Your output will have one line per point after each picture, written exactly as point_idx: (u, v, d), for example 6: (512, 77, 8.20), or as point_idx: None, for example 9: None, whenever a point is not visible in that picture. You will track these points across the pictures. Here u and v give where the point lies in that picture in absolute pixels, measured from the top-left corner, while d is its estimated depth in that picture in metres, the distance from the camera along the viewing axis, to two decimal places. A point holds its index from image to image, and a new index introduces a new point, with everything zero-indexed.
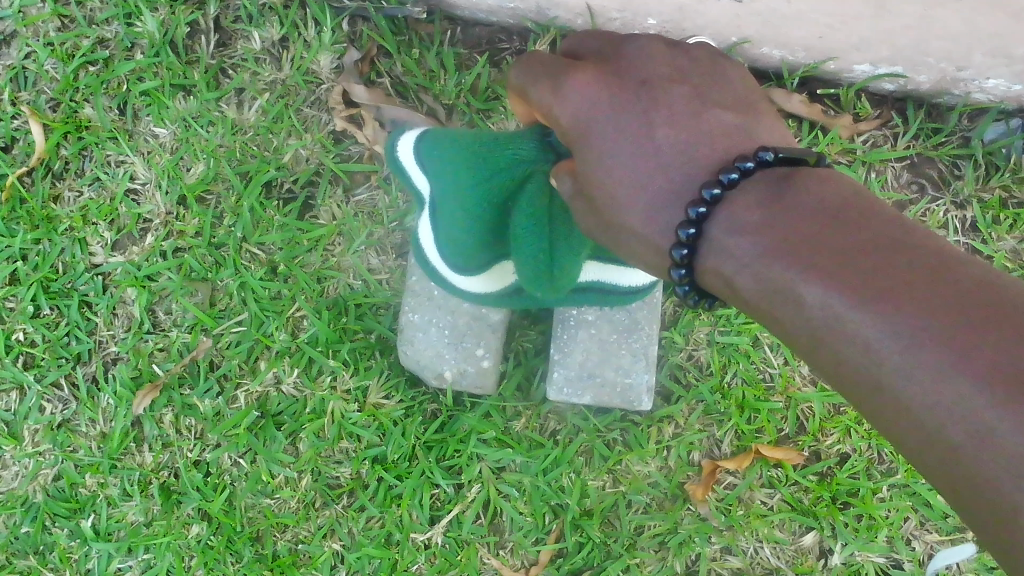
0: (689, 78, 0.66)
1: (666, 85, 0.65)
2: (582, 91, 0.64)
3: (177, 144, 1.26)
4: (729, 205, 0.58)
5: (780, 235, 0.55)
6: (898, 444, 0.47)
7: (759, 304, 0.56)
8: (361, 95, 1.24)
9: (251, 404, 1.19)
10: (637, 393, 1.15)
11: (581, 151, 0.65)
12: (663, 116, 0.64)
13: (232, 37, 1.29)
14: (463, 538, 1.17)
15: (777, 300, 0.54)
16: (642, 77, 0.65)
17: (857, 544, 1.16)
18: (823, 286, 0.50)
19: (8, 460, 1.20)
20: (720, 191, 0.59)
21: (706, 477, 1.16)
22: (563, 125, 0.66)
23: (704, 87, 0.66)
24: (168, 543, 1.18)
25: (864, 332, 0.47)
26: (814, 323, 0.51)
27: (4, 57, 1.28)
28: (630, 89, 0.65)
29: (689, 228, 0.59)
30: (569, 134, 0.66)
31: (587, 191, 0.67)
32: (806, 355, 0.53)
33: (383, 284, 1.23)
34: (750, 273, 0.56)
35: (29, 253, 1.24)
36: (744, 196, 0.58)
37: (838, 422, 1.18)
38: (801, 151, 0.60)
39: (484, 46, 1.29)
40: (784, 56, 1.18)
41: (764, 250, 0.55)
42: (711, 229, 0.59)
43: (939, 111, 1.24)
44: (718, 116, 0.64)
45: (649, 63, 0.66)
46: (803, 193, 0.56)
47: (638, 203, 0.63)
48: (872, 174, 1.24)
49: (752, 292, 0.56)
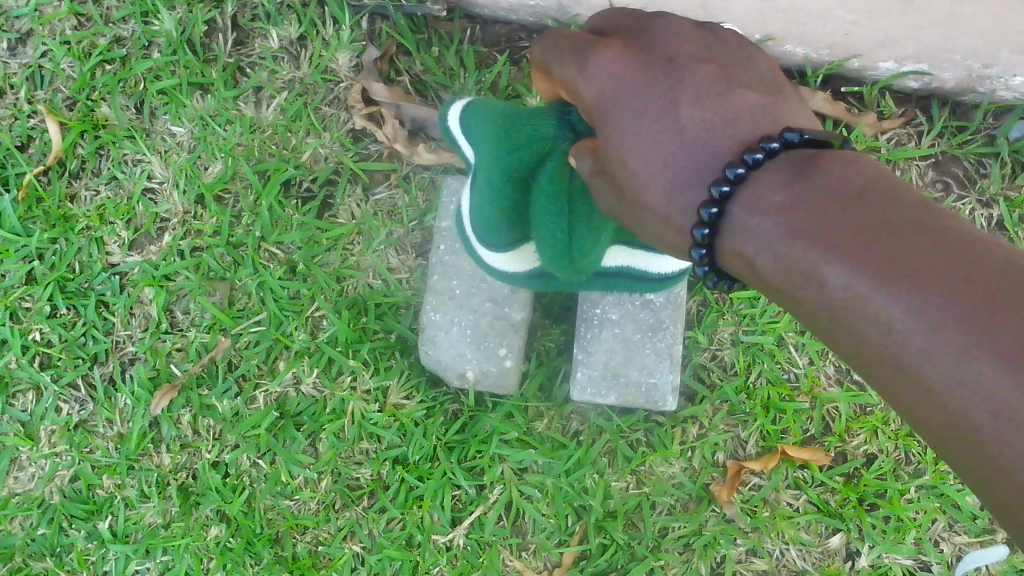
0: (716, 57, 0.65)
1: (693, 63, 0.64)
2: (608, 67, 0.64)
3: (194, 143, 1.25)
4: (753, 185, 0.56)
5: (799, 216, 0.54)
6: (919, 421, 0.48)
7: (776, 285, 0.55)
8: (382, 93, 1.23)
9: (270, 404, 1.18)
10: (662, 393, 1.14)
11: (602, 128, 0.65)
12: (688, 95, 0.62)
13: (250, 35, 1.28)
14: (485, 540, 1.15)
15: (796, 280, 0.53)
16: (668, 55, 0.64)
17: (885, 546, 1.14)
18: (845, 266, 0.49)
19: (24, 461, 1.19)
20: (744, 171, 0.57)
21: (732, 478, 1.15)
22: (588, 101, 0.66)
23: (731, 67, 0.64)
24: (186, 545, 1.16)
25: (888, 312, 0.47)
26: (834, 301, 0.50)
27: (20, 56, 1.27)
28: (655, 67, 0.63)
29: (711, 207, 0.58)
30: (592, 110, 0.66)
31: (609, 169, 0.66)
32: (825, 331, 0.53)
33: (404, 283, 1.21)
34: (770, 254, 0.55)
35: (45, 252, 1.23)
36: (767, 178, 0.56)
37: (865, 422, 1.16)
38: (826, 134, 0.58)
39: (504, 44, 1.27)
40: (807, 53, 1.17)
41: (783, 231, 0.54)
42: (733, 209, 0.57)
43: (964, 109, 1.23)
44: (744, 96, 0.62)
45: (675, 41, 0.65)
46: (826, 173, 0.54)
47: (660, 183, 0.62)
48: (897, 172, 1.23)
49: (771, 272, 0.55)
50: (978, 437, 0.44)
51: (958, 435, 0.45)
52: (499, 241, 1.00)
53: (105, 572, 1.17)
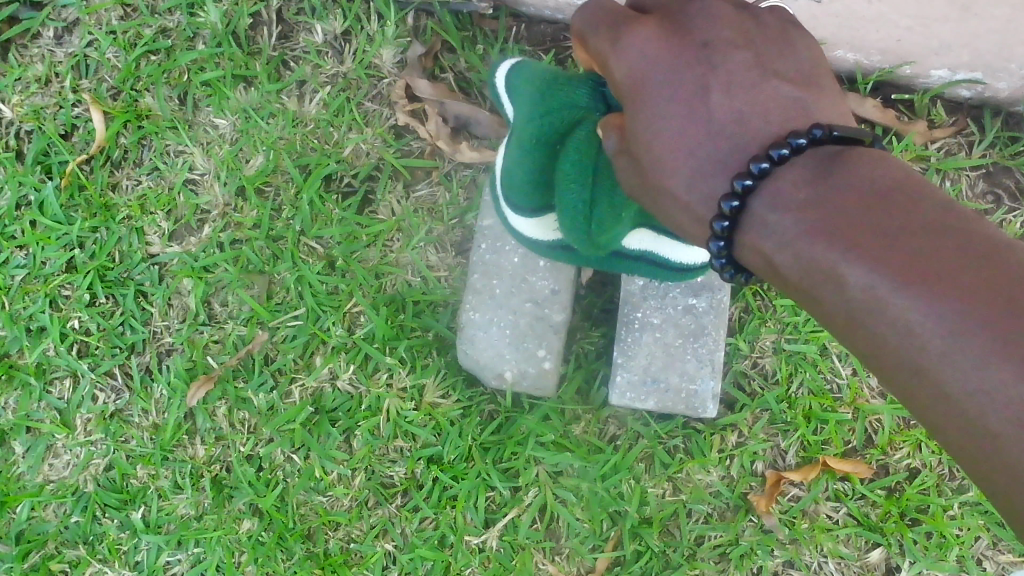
0: (754, 45, 0.61)
1: (729, 50, 0.61)
2: (642, 48, 0.60)
3: (236, 135, 1.24)
4: (775, 181, 0.55)
5: (818, 215, 0.52)
6: (940, 432, 0.45)
7: (796, 284, 0.53)
8: (425, 90, 1.21)
9: (306, 399, 1.18)
10: (702, 399, 1.13)
11: (631, 109, 0.62)
12: (718, 83, 0.60)
13: (294, 29, 1.27)
14: (519, 543, 1.15)
15: (815, 281, 0.51)
16: (703, 39, 0.61)
17: (926, 562, 1.13)
18: (866, 267, 0.47)
19: (59, 448, 1.20)
20: (768, 166, 0.55)
21: (771, 488, 1.13)
22: (618, 80, 0.62)
23: (767, 55, 0.61)
24: (218, 538, 1.16)
25: (906, 314, 0.45)
26: (855, 304, 0.49)
27: (66, 45, 1.27)
28: (689, 53, 0.60)
29: (733, 200, 0.56)
30: (622, 89, 0.62)
31: (632, 149, 0.64)
32: (846, 334, 0.51)
33: (442, 281, 1.21)
34: (789, 253, 0.53)
35: (86, 241, 1.23)
36: (790, 175, 0.54)
37: (908, 436, 1.15)
38: (855, 130, 0.55)
39: (549, 43, 1.26)
40: (859, 59, 1.14)
41: (802, 229, 0.52)
42: (754, 204, 0.56)
43: (1017, 119, 1.21)
44: (777, 89, 0.60)
45: (713, 25, 0.61)
46: (850, 172, 0.52)
47: (682, 169, 0.61)
48: (946, 183, 1.21)
49: (790, 270, 0.53)
50: (995, 446, 0.42)
51: (976, 442, 0.43)
52: (521, 205, 0.99)
53: (137, 562, 1.17)
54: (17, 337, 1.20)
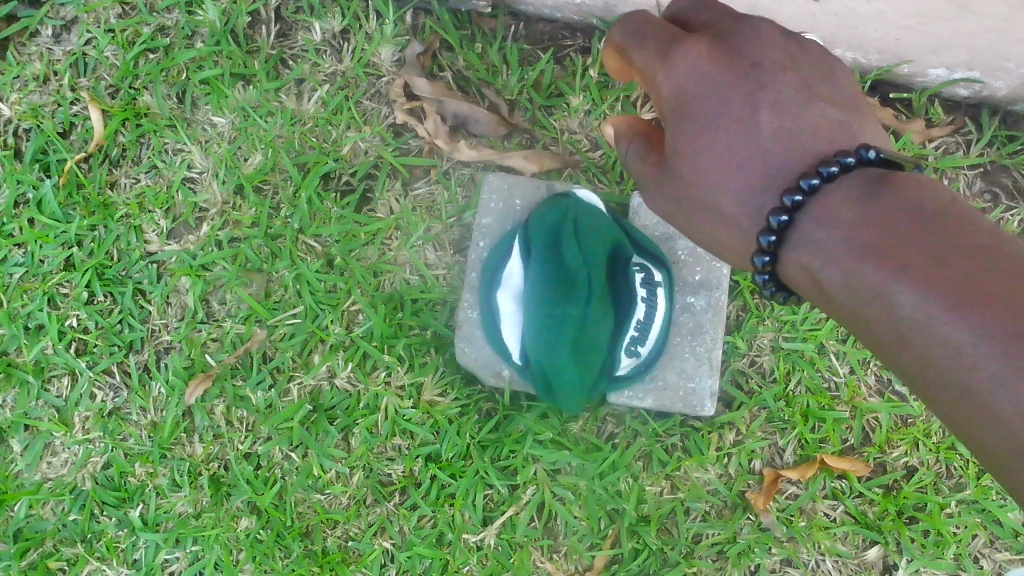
0: (800, 68, 0.65)
1: (778, 72, 0.64)
2: (692, 61, 0.64)
3: (235, 133, 1.24)
4: (825, 200, 0.56)
5: (868, 234, 0.51)
6: (989, 461, 0.43)
7: (844, 305, 0.53)
8: (424, 88, 1.21)
9: (304, 397, 1.18)
10: (700, 398, 1.13)
11: (676, 122, 0.66)
12: (768, 102, 0.63)
13: (293, 27, 1.27)
14: (516, 541, 1.15)
15: (863, 302, 0.50)
16: (756, 60, 0.64)
17: (922, 560, 1.13)
18: (914, 287, 0.46)
19: (57, 446, 1.20)
20: (817, 183, 0.57)
21: (769, 486, 1.13)
22: (664, 96, 0.66)
23: (815, 81, 0.65)
24: (216, 536, 1.16)
25: (954, 334, 0.43)
26: (904, 325, 0.47)
27: (64, 43, 1.27)
28: (739, 70, 0.64)
29: (780, 215, 0.57)
30: (668, 104, 0.66)
31: (673, 165, 0.67)
32: (891, 356, 0.49)
33: (440, 280, 1.20)
34: (841, 271, 0.52)
35: (84, 239, 1.23)
36: (842, 197, 0.55)
37: (905, 434, 1.15)
38: (900, 157, 0.57)
39: (548, 42, 1.26)
40: (857, 58, 1.15)
41: (854, 248, 0.52)
42: (804, 220, 0.57)
43: (1014, 118, 1.21)
44: (824, 111, 0.63)
45: (763, 46, 0.65)
46: (900, 195, 0.52)
47: (729, 183, 0.63)
48: (944, 181, 1.21)
49: (839, 290, 0.53)
50: None
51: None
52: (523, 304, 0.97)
53: (135, 560, 1.18)
54: (15, 335, 1.20)
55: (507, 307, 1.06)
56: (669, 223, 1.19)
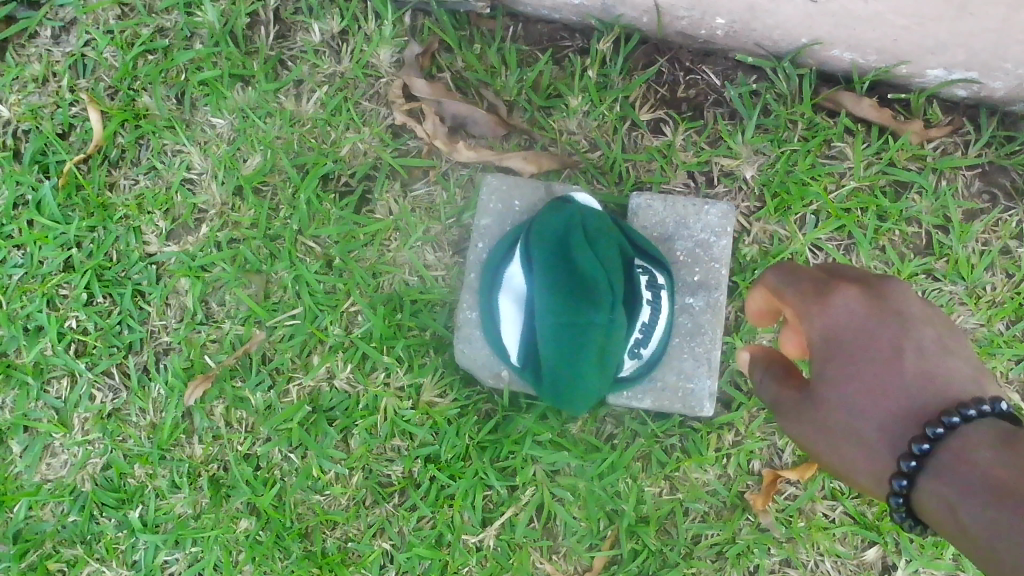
0: (939, 326, 0.66)
1: (921, 325, 0.65)
2: (847, 303, 0.66)
3: (234, 134, 1.24)
4: (965, 438, 0.56)
5: (1012, 484, 0.50)
6: None
7: (974, 537, 0.51)
8: (422, 89, 1.21)
9: (304, 398, 1.18)
10: (698, 399, 1.13)
11: (819, 368, 0.67)
12: (913, 350, 0.64)
13: (292, 28, 1.27)
14: (516, 542, 1.15)
15: (997, 536, 0.49)
16: (901, 309, 0.66)
17: (921, 561, 1.13)
18: None
19: (57, 448, 1.20)
20: (959, 420, 0.57)
21: (768, 487, 1.13)
22: (813, 342, 0.67)
23: (954, 347, 0.65)
24: (216, 537, 1.17)
25: None
26: None
27: (64, 44, 1.27)
28: (887, 313, 0.65)
29: (922, 444, 0.58)
30: (816, 349, 0.67)
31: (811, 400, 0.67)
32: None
33: (439, 281, 1.20)
34: (984, 516, 0.51)
35: (83, 240, 1.23)
36: (981, 438, 0.55)
37: None
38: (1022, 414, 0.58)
39: (547, 43, 1.26)
40: (855, 58, 1.16)
41: (996, 495, 0.51)
42: (941, 455, 0.57)
43: (1012, 119, 1.21)
44: (964, 370, 0.63)
45: (909, 300, 0.67)
46: None
47: (865, 412, 0.64)
48: (942, 182, 1.21)
49: (972, 524, 0.51)
50: None
51: None
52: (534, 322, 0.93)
53: (135, 561, 1.18)
54: (14, 336, 1.20)
55: (513, 310, 1.03)
56: (669, 223, 1.17)
